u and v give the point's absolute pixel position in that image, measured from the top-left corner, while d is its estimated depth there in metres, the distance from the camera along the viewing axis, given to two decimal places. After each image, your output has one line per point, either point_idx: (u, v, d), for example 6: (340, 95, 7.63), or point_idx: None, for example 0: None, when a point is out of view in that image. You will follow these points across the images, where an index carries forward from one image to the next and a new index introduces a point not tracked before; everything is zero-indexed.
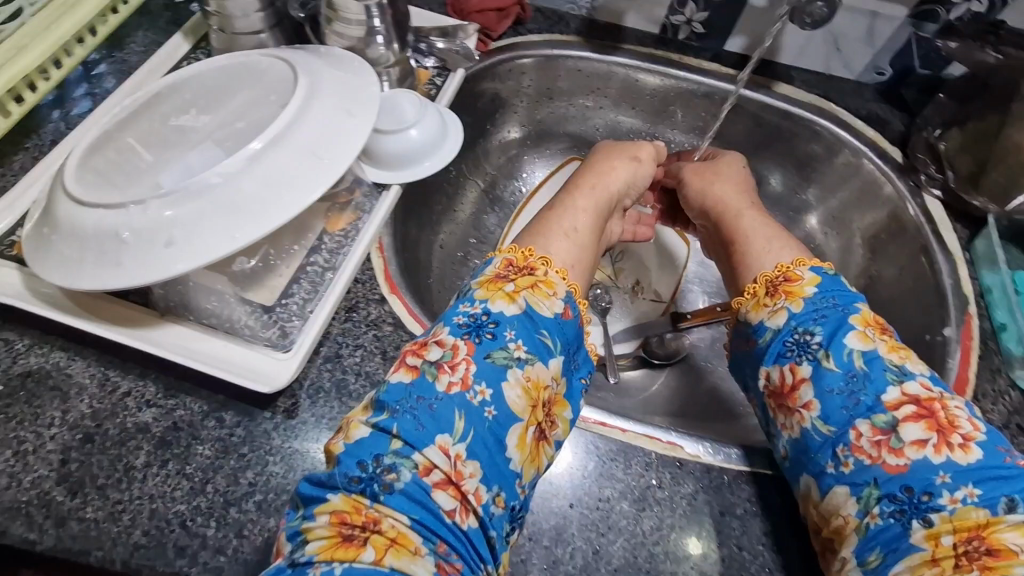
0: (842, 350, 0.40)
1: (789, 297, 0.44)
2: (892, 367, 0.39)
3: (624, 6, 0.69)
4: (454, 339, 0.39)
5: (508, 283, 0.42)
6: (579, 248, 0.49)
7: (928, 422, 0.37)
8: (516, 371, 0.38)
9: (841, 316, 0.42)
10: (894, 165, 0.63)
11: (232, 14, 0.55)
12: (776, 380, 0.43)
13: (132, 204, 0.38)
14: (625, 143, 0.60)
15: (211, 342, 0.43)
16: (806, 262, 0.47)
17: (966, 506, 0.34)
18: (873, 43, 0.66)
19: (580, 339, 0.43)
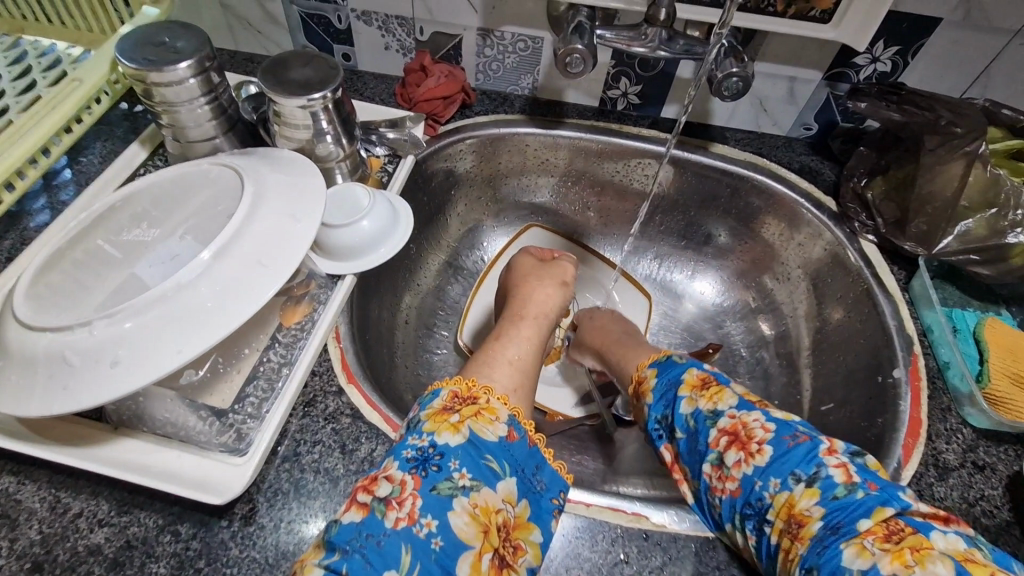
0: (677, 419, 0.47)
1: (642, 394, 0.52)
2: (707, 413, 0.46)
3: (563, 85, 0.74)
4: (402, 474, 0.38)
5: (454, 414, 0.42)
6: (522, 373, 0.50)
7: (734, 444, 0.43)
8: (461, 499, 0.38)
9: (670, 391, 0.49)
10: (829, 214, 0.67)
11: (186, 124, 0.58)
12: (666, 461, 0.49)
13: (79, 326, 0.38)
14: (548, 268, 0.66)
15: (165, 453, 0.42)
16: (649, 359, 0.54)
17: (777, 495, 0.40)
18: (794, 103, 0.71)
19: (532, 459, 0.43)
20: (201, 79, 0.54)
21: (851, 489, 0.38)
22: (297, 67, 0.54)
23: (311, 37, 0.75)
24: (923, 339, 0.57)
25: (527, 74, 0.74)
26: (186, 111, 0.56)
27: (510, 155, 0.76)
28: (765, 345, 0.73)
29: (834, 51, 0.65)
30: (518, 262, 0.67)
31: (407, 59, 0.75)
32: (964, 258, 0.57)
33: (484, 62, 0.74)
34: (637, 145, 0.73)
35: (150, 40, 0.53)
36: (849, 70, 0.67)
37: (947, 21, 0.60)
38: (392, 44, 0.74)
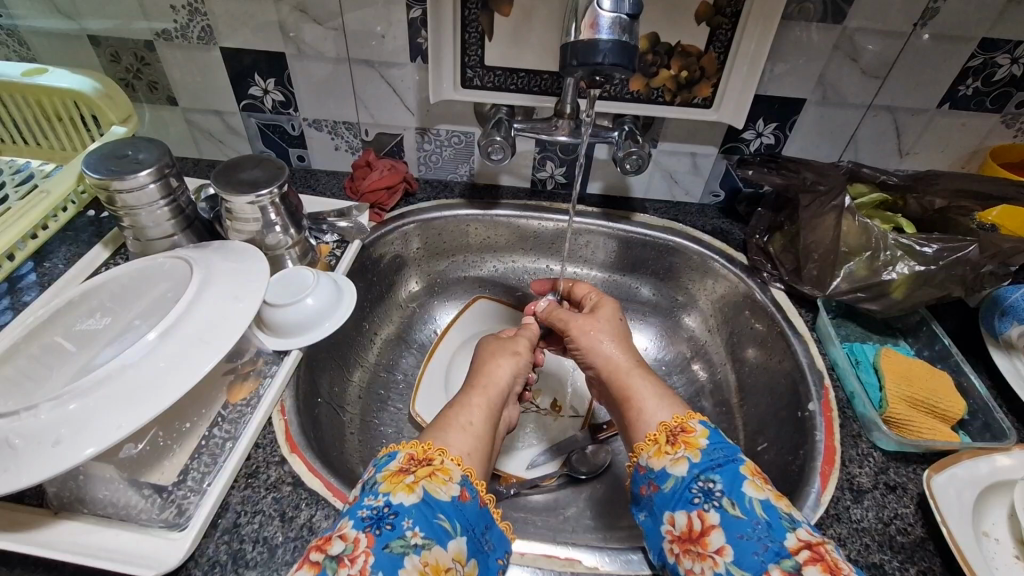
0: (743, 498, 0.44)
1: (688, 447, 0.48)
2: (784, 515, 0.43)
3: (497, 171, 0.83)
4: (357, 532, 0.40)
5: (409, 475, 0.44)
6: (476, 438, 0.50)
7: (823, 564, 0.39)
8: (412, 558, 0.38)
9: (732, 465, 0.46)
10: (741, 267, 0.74)
11: (146, 225, 0.63)
12: (684, 526, 0.45)
13: (24, 411, 0.41)
14: (504, 342, 0.64)
15: (105, 533, 0.43)
16: (693, 414, 0.51)
17: None
18: (699, 175, 0.81)
19: (483, 519, 0.44)
20: (160, 184, 0.61)
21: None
22: (247, 169, 0.61)
23: (268, 144, 0.83)
24: (831, 372, 0.62)
25: (464, 164, 0.83)
26: (146, 213, 0.62)
27: (453, 235, 0.83)
28: (703, 393, 0.75)
29: (723, 130, 0.75)
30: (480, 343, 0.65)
31: (355, 157, 0.84)
32: (853, 296, 0.64)
33: (424, 155, 0.82)
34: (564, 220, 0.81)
35: (114, 154, 0.60)
36: (740, 145, 0.76)
37: (810, 101, 0.71)
38: (341, 145, 0.82)
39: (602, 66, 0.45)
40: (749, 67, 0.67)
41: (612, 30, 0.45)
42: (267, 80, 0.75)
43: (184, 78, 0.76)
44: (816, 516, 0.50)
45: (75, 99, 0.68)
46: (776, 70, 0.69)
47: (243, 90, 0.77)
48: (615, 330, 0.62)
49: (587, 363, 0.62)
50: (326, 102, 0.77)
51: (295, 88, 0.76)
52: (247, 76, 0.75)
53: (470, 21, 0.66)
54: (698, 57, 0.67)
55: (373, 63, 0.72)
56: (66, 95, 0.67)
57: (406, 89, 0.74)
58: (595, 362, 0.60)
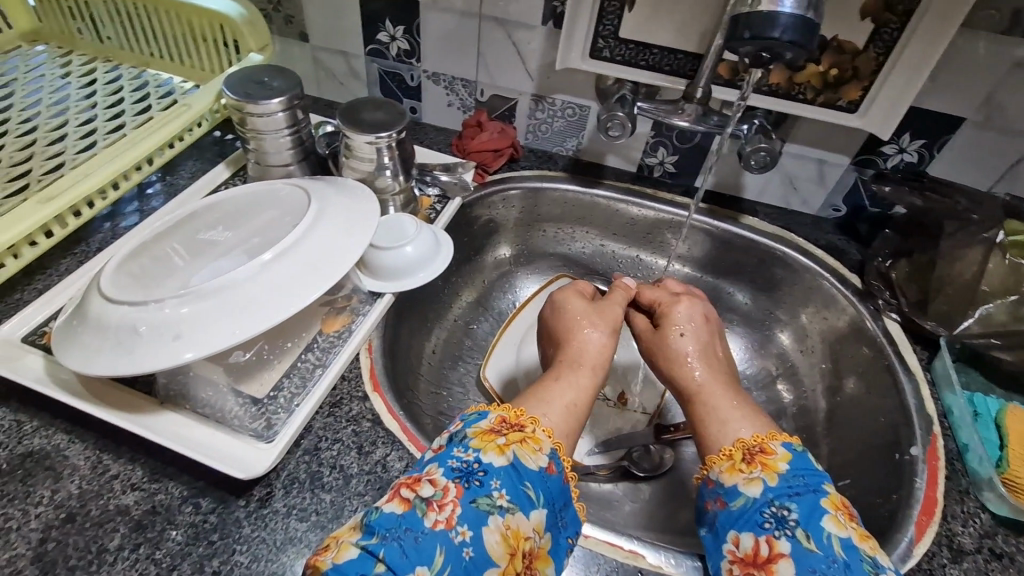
0: (821, 533, 0.41)
1: (765, 469, 0.45)
2: (867, 558, 0.40)
3: (604, 150, 0.80)
4: (447, 481, 0.41)
5: (500, 436, 0.44)
6: (575, 419, 0.50)
7: None
8: (497, 518, 0.39)
9: (815, 496, 0.43)
10: (854, 290, 0.68)
11: (268, 151, 0.66)
12: (749, 548, 0.42)
13: (153, 303, 0.44)
14: (602, 313, 0.60)
15: (202, 431, 0.46)
16: (778, 435, 0.48)
17: None
18: (824, 185, 0.75)
19: (564, 496, 0.44)
20: (288, 114, 0.63)
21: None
22: (369, 110, 0.62)
23: (385, 91, 0.84)
24: (943, 420, 0.57)
25: (573, 138, 0.81)
26: (270, 139, 0.64)
27: (550, 209, 0.81)
28: (784, 415, 0.71)
29: (861, 140, 0.69)
30: (568, 304, 0.60)
31: (466, 116, 0.83)
32: (985, 342, 0.59)
33: (534, 124, 0.81)
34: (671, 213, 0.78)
35: (252, 78, 0.62)
36: (876, 158, 0.70)
37: (970, 120, 0.64)
38: (455, 102, 0.82)
39: (777, 42, 0.42)
40: (906, 79, 0.60)
41: (796, 5, 0.42)
42: (396, 27, 0.76)
43: (320, 16, 0.78)
44: (906, 567, 0.46)
45: (223, 23, 0.70)
46: (939, 81, 0.62)
47: (371, 34, 0.77)
48: (688, 353, 0.56)
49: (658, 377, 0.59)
50: (449, 57, 0.77)
51: (421, 39, 0.76)
52: (377, 21, 0.76)
53: None
54: (853, 56, 0.61)
55: (503, 22, 0.71)
56: (215, 18, 0.70)
57: (530, 53, 0.73)
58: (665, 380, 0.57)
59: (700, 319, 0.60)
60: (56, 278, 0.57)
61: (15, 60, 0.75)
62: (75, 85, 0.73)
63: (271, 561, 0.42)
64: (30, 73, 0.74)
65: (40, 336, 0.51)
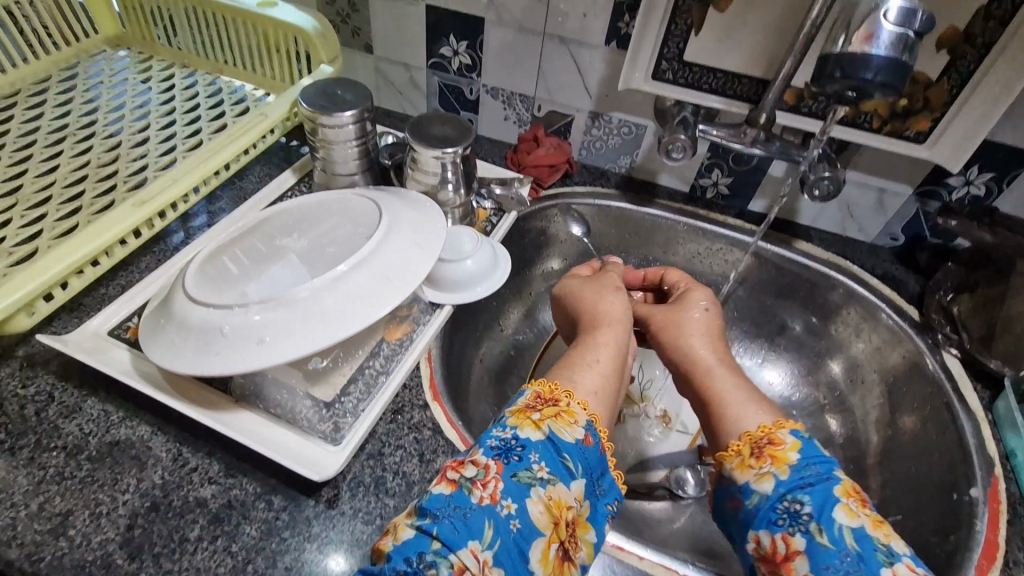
0: (832, 526, 0.41)
1: (774, 462, 0.45)
2: (880, 546, 0.39)
3: (658, 169, 0.81)
4: (487, 459, 0.42)
5: (535, 412, 0.46)
6: (603, 377, 0.52)
7: None
8: (538, 489, 0.41)
9: (826, 486, 0.43)
10: (911, 322, 0.68)
11: (336, 161, 0.68)
12: (767, 546, 0.43)
13: (237, 306, 0.46)
14: (598, 281, 0.65)
15: (275, 430, 0.49)
16: (785, 423, 0.47)
17: None
18: (884, 213, 0.74)
19: (601, 466, 0.45)
20: (357, 126, 0.65)
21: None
22: (437, 126, 0.63)
23: (443, 103, 0.86)
24: (1005, 462, 0.56)
25: (627, 155, 0.81)
26: (339, 149, 0.67)
27: (601, 225, 0.82)
28: (831, 444, 0.71)
29: (926, 169, 0.68)
30: (566, 284, 0.66)
31: (521, 129, 0.84)
32: None
33: (589, 140, 0.81)
34: (734, 235, 0.78)
35: (327, 91, 0.64)
36: (941, 189, 0.69)
37: None
38: (511, 116, 0.83)
39: (869, 83, 0.42)
40: (981, 113, 0.59)
41: (890, 48, 0.41)
42: (459, 42, 0.78)
43: (386, 29, 0.80)
44: None
45: (296, 34, 0.73)
46: (1014, 115, 0.60)
47: (435, 48, 0.79)
48: (701, 327, 0.58)
49: (666, 360, 0.60)
50: (510, 72, 0.78)
51: (484, 54, 0.78)
52: (441, 36, 0.78)
53: (681, 12, 0.63)
54: (926, 87, 0.61)
55: (566, 40, 0.72)
56: (289, 29, 0.73)
57: (591, 72, 0.74)
58: (674, 361, 0.58)
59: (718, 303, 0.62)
60: (137, 275, 0.60)
61: (100, 64, 0.79)
62: (155, 90, 0.76)
63: (339, 561, 0.44)
64: (114, 77, 0.78)
65: (125, 330, 0.54)
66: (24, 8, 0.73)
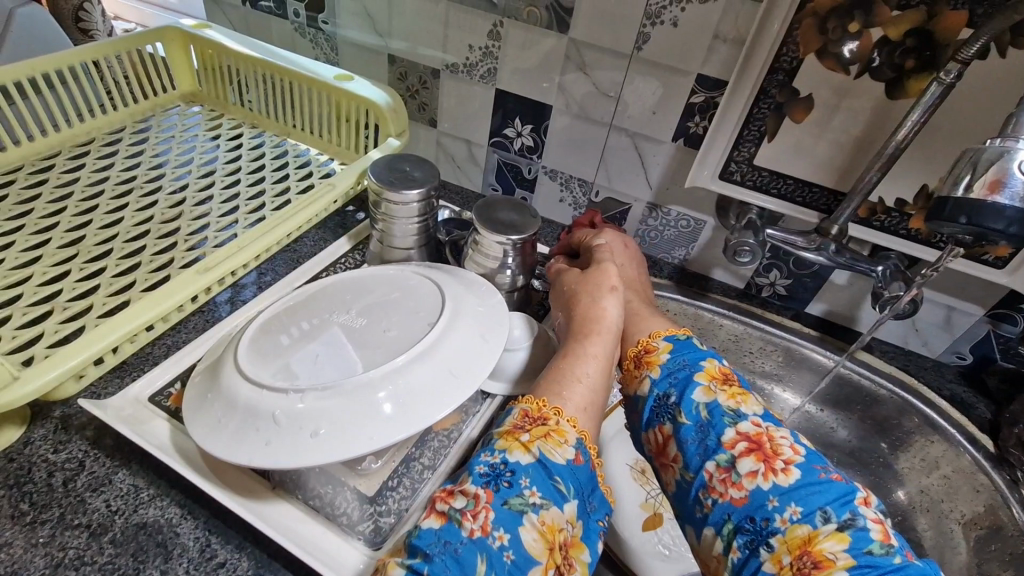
0: (691, 406, 0.48)
1: (649, 366, 0.51)
2: (728, 412, 0.47)
3: (714, 263, 0.79)
4: (476, 488, 0.41)
5: (524, 433, 0.44)
6: (594, 392, 0.49)
7: (756, 455, 0.44)
8: (531, 516, 0.40)
9: (688, 375, 0.49)
10: (986, 454, 0.64)
11: (394, 234, 0.67)
12: (653, 442, 0.50)
13: (293, 392, 0.44)
14: (592, 277, 0.59)
15: (312, 527, 0.45)
16: (661, 333, 0.54)
17: (792, 524, 0.42)
18: (951, 332, 0.70)
19: (592, 483, 0.44)
20: (422, 203, 0.65)
21: (885, 551, 0.40)
22: (505, 210, 0.63)
23: (500, 180, 0.86)
24: None
25: (682, 248, 0.80)
26: (400, 224, 0.66)
27: None
28: None
29: (1001, 293, 0.65)
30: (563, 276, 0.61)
31: (576, 212, 0.84)
32: None
33: (645, 229, 0.80)
34: (793, 339, 0.75)
35: (395, 167, 0.64)
36: (1016, 313, 0.65)
37: None
38: (567, 198, 0.83)
39: (997, 233, 0.42)
40: None
41: (1015, 197, 0.41)
42: (524, 125, 0.79)
43: (452, 107, 0.82)
44: None
45: (368, 107, 0.74)
46: None
47: (499, 127, 0.81)
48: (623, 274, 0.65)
49: None
50: (571, 157, 0.79)
51: (548, 139, 0.78)
52: (507, 118, 0.79)
53: (755, 119, 0.64)
54: None
55: (633, 133, 0.72)
56: (363, 102, 0.74)
57: (654, 166, 0.74)
58: None
59: (621, 242, 0.67)
60: (183, 336, 0.59)
61: (173, 119, 0.82)
62: (223, 148, 0.78)
63: None
64: (185, 133, 0.80)
65: (167, 397, 0.52)
66: (111, 63, 0.76)
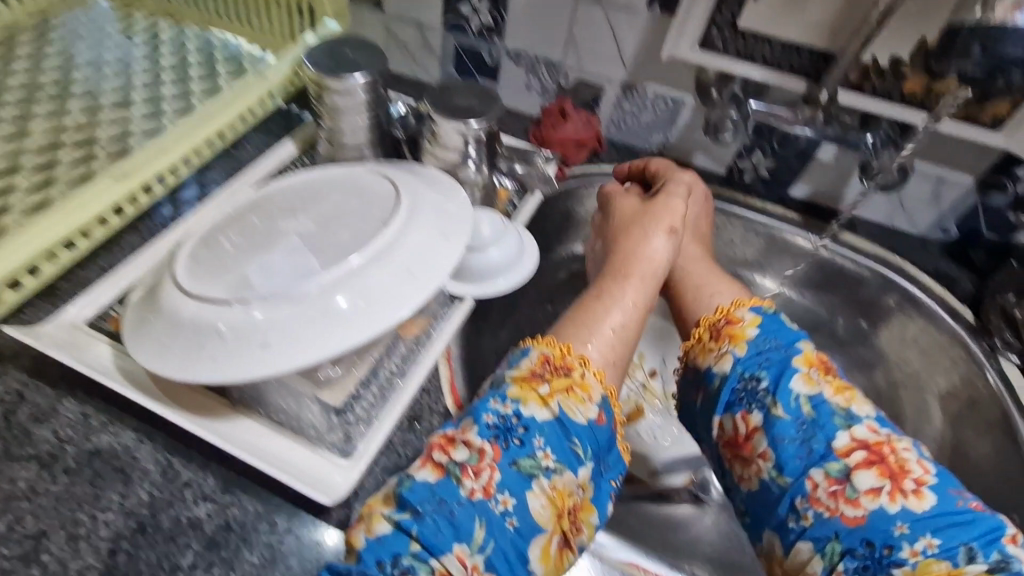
0: (789, 398, 0.40)
1: (733, 341, 0.44)
2: (839, 412, 0.39)
3: (694, 148, 0.73)
4: (482, 442, 0.38)
5: (543, 384, 0.41)
6: (624, 344, 0.46)
7: (880, 469, 0.37)
8: (542, 481, 0.37)
9: (783, 359, 0.42)
10: (966, 326, 0.63)
11: (343, 131, 0.60)
12: (729, 430, 0.42)
13: (236, 302, 0.40)
14: (652, 213, 0.55)
15: (277, 441, 0.43)
16: (746, 303, 0.47)
17: (927, 559, 0.34)
18: (938, 205, 0.67)
19: (610, 445, 0.42)
20: (369, 92, 0.58)
21: None
22: (463, 95, 0.56)
23: (459, 68, 0.78)
24: None
25: (660, 133, 0.74)
26: (347, 118, 0.59)
27: None
28: None
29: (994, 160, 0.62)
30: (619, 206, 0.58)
31: (545, 100, 0.77)
32: None
33: (620, 114, 0.74)
34: (777, 224, 0.71)
35: (334, 50, 0.56)
36: (1007, 181, 0.62)
37: None
38: (534, 85, 0.75)
39: None
40: None
41: None
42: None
43: None
44: None
45: None
46: None
47: (453, 4, 0.71)
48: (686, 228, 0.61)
49: None
50: (536, 36, 0.70)
51: (509, 15, 0.70)
52: None
53: None
54: None
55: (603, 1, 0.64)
56: None
57: (628, 39, 0.66)
58: None
59: (700, 192, 0.64)
60: (119, 256, 0.54)
61: (76, 12, 0.70)
62: (138, 45, 0.68)
63: None
64: (92, 28, 0.69)
65: (107, 321, 0.48)
66: None
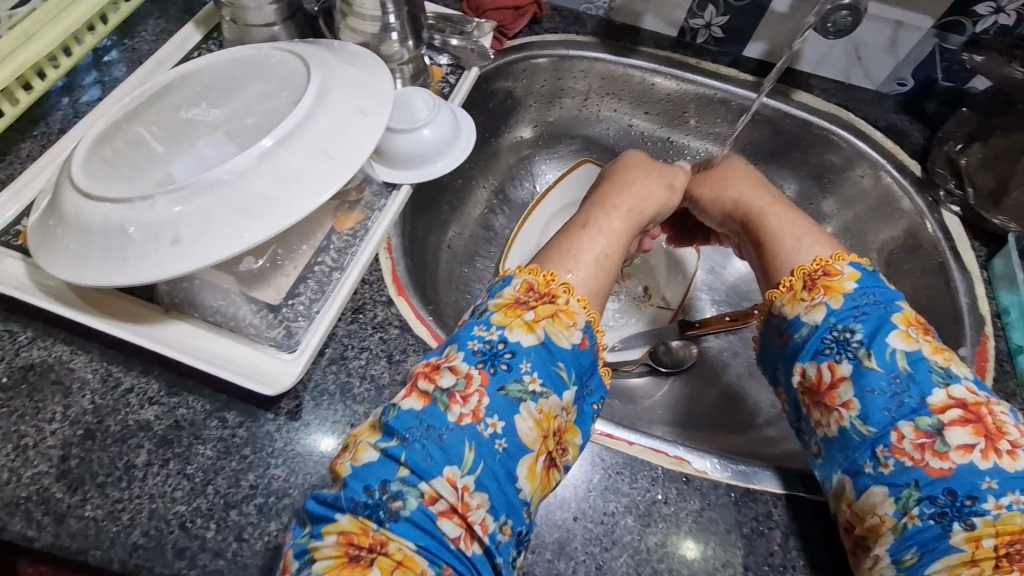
0: (884, 351, 0.38)
1: (829, 292, 0.42)
2: (937, 369, 0.38)
3: (643, 8, 0.67)
4: (469, 368, 0.37)
5: (527, 311, 0.40)
6: (604, 271, 0.47)
7: (975, 427, 0.35)
8: (529, 405, 0.37)
9: (882, 314, 0.40)
10: (912, 179, 0.63)
11: (245, 5, 0.53)
12: (812, 377, 0.41)
13: (139, 200, 0.37)
14: (658, 167, 0.58)
15: (217, 341, 0.43)
16: (846, 256, 0.44)
17: (1009, 512, 0.33)
18: (896, 52, 0.64)
19: (592, 367, 0.42)
20: None
21: None
22: None
23: None
24: (996, 320, 0.54)
25: None
26: None
27: (575, 83, 0.72)
28: None
29: None
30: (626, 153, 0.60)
31: None
32: None
33: None
34: (728, 89, 0.68)
35: None
36: (966, 20, 0.59)
37: None
38: None
39: None
40: None
41: None
42: None
43: None
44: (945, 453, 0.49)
45: None
46: None
47: None
48: (748, 178, 0.57)
49: (715, 215, 0.58)
50: None
51: None
52: None
53: None
54: None
55: None
56: None
57: None
58: (726, 210, 0.56)
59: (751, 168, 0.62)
60: (18, 167, 0.49)
61: None
62: None
63: (309, 474, 0.40)
64: None
65: (15, 236, 0.45)
66: None
